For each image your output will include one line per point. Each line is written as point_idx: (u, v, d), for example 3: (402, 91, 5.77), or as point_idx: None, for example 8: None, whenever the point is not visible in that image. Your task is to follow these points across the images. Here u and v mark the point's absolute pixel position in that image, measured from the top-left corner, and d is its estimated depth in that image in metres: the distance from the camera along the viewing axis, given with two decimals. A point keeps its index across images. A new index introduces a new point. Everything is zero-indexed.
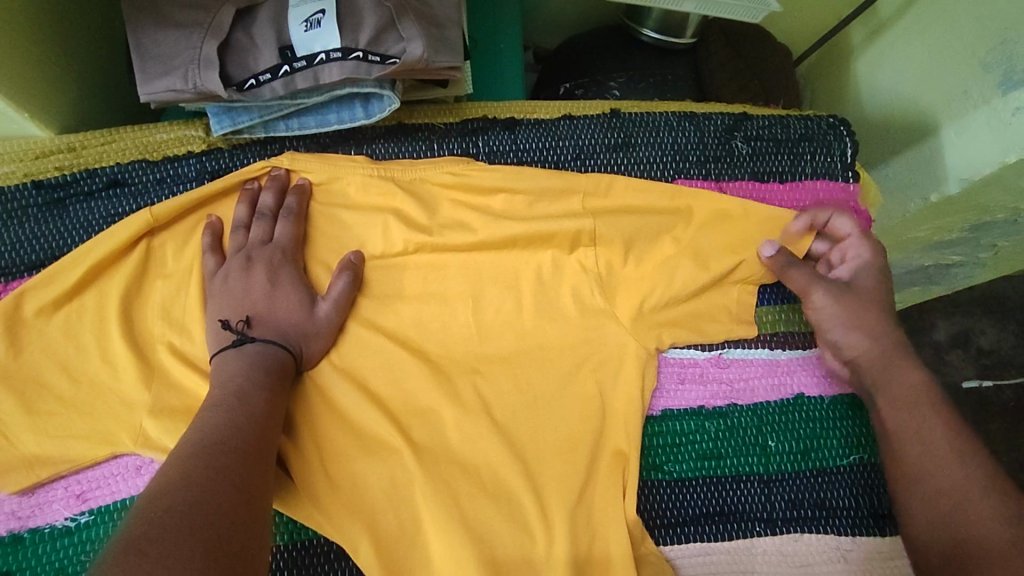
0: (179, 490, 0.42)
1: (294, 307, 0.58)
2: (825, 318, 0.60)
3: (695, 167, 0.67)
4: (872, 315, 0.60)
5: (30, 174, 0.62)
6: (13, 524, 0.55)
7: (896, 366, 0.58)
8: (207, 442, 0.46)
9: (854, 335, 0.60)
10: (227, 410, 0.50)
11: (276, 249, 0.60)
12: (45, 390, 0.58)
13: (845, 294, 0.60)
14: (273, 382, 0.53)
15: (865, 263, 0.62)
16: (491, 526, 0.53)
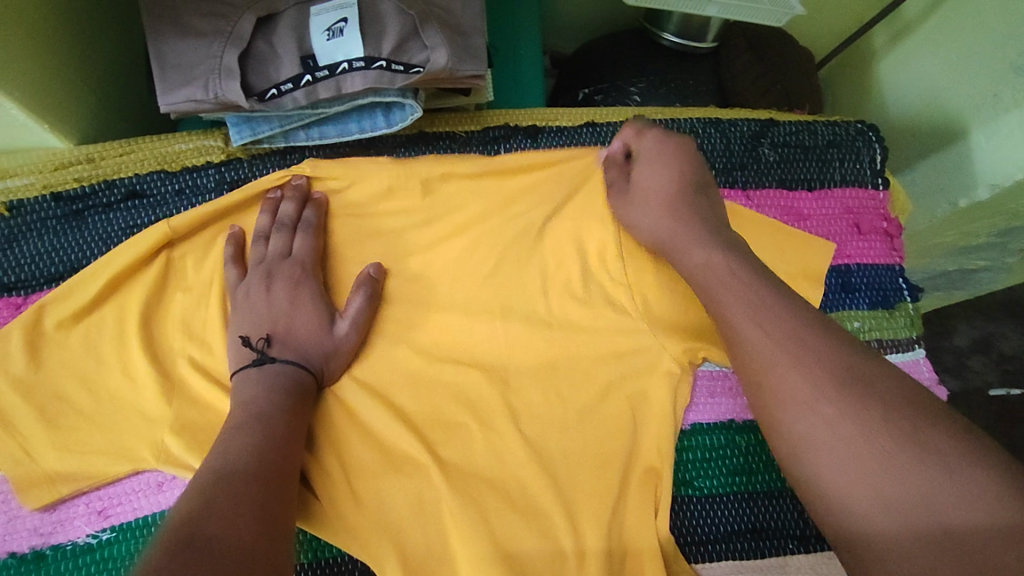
0: (201, 519, 0.40)
1: (313, 324, 0.57)
2: (632, 208, 0.60)
3: (721, 174, 0.66)
4: (655, 206, 0.59)
5: (48, 186, 0.62)
6: (36, 541, 0.54)
7: (684, 245, 0.55)
8: (230, 467, 0.46)
9: (650, 217, 0.59)
10: (247, 433, 0.49)
11: (295, 262, 0.59)
12: (66, 405, 0.57)
13: (638, 192, 0.60)
14: (296, 401, 0.53)
15: (647, 150, 0.62)
16: (522, 541, 0.52)
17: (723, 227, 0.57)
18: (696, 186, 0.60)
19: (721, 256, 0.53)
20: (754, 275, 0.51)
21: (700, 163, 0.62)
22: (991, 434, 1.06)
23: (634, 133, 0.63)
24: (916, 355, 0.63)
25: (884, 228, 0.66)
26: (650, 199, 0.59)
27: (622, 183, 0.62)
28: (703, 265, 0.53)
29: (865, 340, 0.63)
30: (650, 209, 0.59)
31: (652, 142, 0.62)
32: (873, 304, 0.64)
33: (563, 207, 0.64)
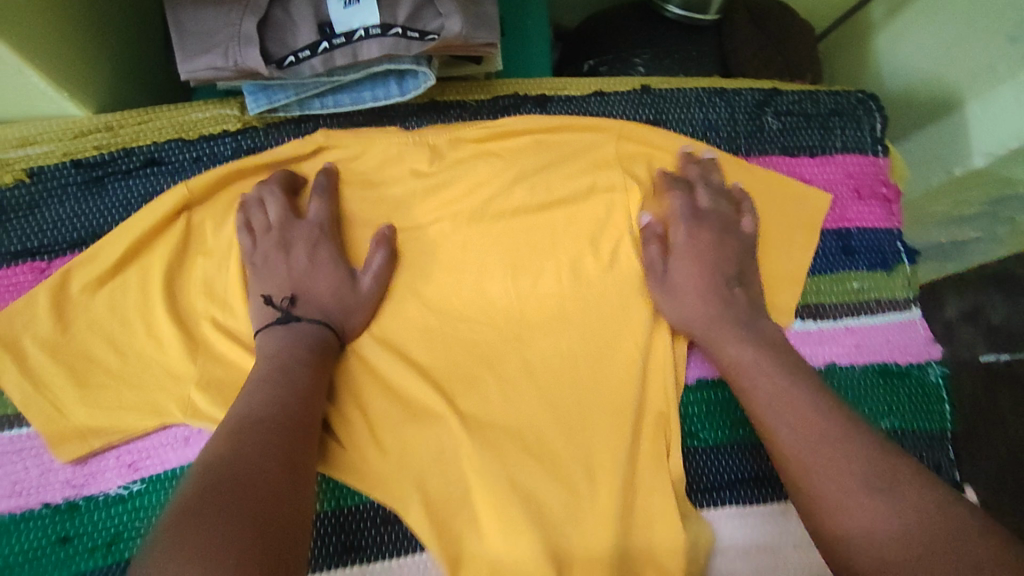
0: (229, 462, 0.44)
1: (336, 286, 0.59)
2: (667, 297, 0.60)
3: (724, 142, 0.69)
4: (691, 296, 0.60)
5: (68, 153, 0.63)
6: (69, 492, 0.57)
7: (719, 335, 0.58)
8: (252, 419, 0.48)
9: (685, 306, 0.60)
10: (269, 389, 0.51)
11: (313, 225, 0.61)
12: (93, 363, 0.59)
13: (674, 282, 0.61)
14: (316, 357, 0.55)
15: (683, 246, 0.62)
16: (538, 486, 0.55)
17: (759, 315, 0.60)
18: (733, 275, 0.61)
19: (755, 349, 0.56)
20: (779, 362, 0.55)
21: (738, 244, 0.63)
22: None
23: (685, 210, 0.63)
24: (912, 315, 0.66)
25: (883, 193, 0.68)
26: (687, 288, 0.60)
27: (660, 265, 0.62)
28: (739, 360, 0.56)
29: (863, 299, 0.65)
30: (686, 299, 0.60)
31: (685, 240, 0.62)
32: (872, 266, 0.66)
33: (571, 173, 0.66)
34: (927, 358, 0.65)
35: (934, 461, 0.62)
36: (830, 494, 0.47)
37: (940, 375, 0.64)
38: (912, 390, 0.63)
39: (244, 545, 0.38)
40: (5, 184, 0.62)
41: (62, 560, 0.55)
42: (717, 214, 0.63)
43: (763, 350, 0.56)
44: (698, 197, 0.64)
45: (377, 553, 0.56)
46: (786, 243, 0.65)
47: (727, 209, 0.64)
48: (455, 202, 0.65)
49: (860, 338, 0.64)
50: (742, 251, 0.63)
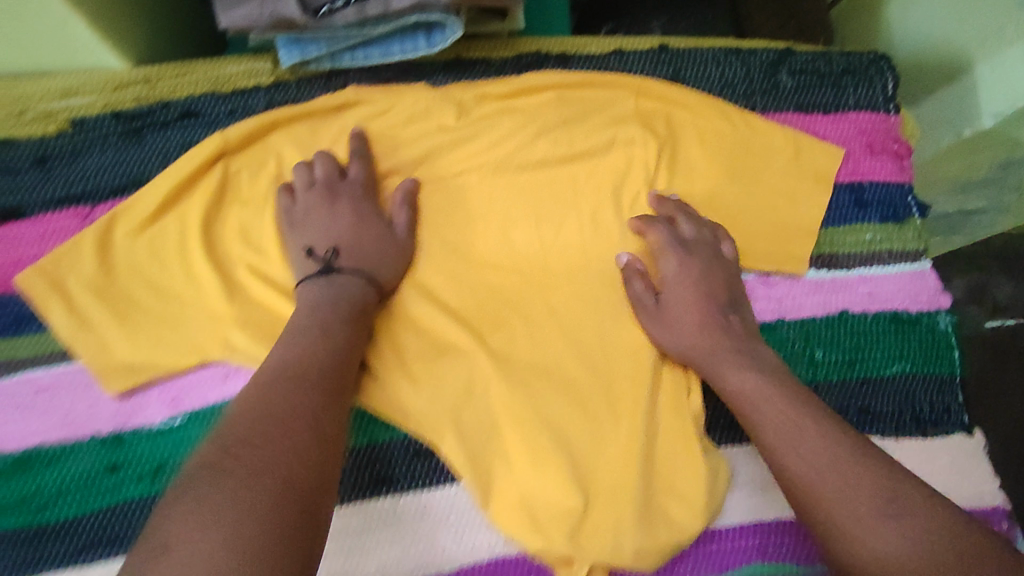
0: (259, 414, 0.45)
1: (379, 238, 0.61)
2: (663, 330, 0.60)
3: (741, 99, 0.71)
4: (689, 327, 0.60)
5: (109, 104, 0.65)
6: (116, 424, 0.59)
7: (720, 366, 0.58)
8: (287, 370, 0.49)
9: (685, 336, 0.59)
10: (303, 341, 0.52)
11: (353, 184, 0.63)
12: (136, 304, 0.62)
13: (668, 315, 0.60)
14: (350, 310, 0.56)
15: (673, 276, 0.62)
16: (563, 418, 0.57)
17: (755, 341, 0.60)
18: (726, 304, 0.61)
19: (759, 376, 0.56)
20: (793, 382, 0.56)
21: (726, 274, 0.63)
22: None
23: (668, 247, 0.63)
24: (922, 267, 0.68)
25: (894, 149, 0.70)
26: (680, 320, 0.60)
27: (649, 299, 0.61)
28: (742, 390, 0.56)
29: (875, 250, 0.68)
30: (679, 331, 0.59)
31: (673, 272, 0.62)
32: (884, 218, 0.69)
33: (593, 127, 0.68)
34: (937, 307, 0.67)
35: (944, 404, 0.64)
36: (837, 482, 0.48)
37: (949, 323, 0.66)
38: (922, 336, 0.66)
39: (265, 498, 0.40)
40: (48, 134, 0.64)
41: (111, 487, 0.58)
42: (700, 242, 0.63)
43: (768, 376, 0.56)
44: (681, 228, 0.64)
45: (409, 484, 0.59)
46: (801, 195, 0.68)
47: (711, 238, 0.64)
48: (481, 154, 0.67)
49: (872, 288, 0.66)
50: (729, 279, 0.63)
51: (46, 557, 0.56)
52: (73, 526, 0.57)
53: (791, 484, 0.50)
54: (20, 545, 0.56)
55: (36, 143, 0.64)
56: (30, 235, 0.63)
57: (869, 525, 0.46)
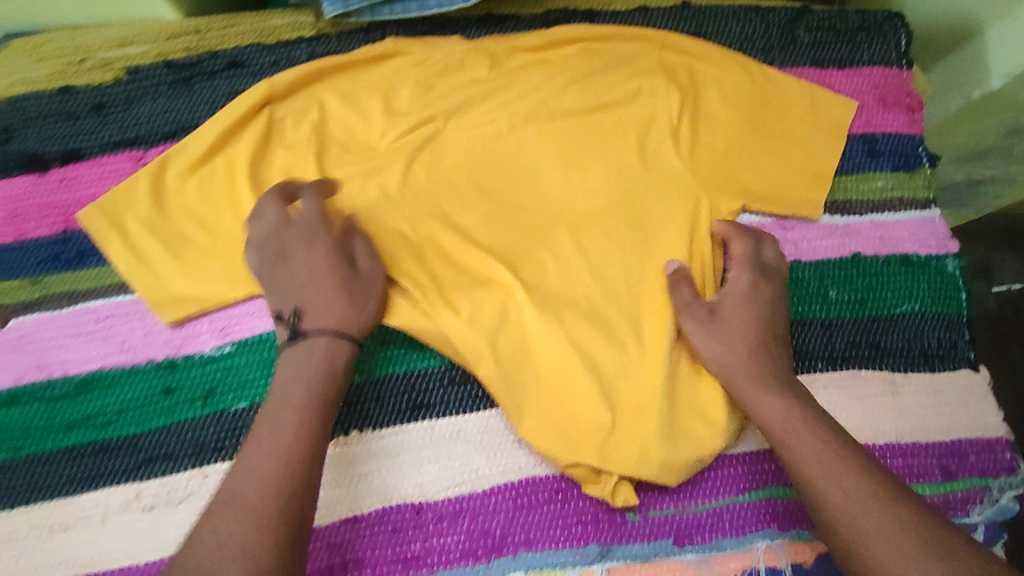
0: (215, 550, 0.45)
1: (335, 286, 0.58)
2: (705, 338, 0.60)
3: (759, 54, 0.74)
4: (734, 343, 0.59)
5: (162, 54, 0.69)
6: (170, 351, 0.63)
7: (757, 395, 0.58)
8: (250, 500, 0.47)
9: (727, 352, 0.59)
10: (269, 453, 0.49)
11: (301, 228, 0.60)
12: (188, 241, 0.65)
13: (720, 323, 0.60)
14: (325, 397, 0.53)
15: (737, 290, 0.62)
16: (594, 347, 0.61)
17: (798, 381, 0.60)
18: (779, 333, 0.62)
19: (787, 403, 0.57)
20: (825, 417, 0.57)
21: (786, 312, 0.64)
22: None
23: (748, 258, 0.64)
24: (931, 214, 0.71)
25: (907, 103, 0.73)
26: (733, 334, 0.60)
27: (697, 307, 0.61)
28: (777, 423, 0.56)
29: (887, 197, 0.71)
30: (728, 346, 0.59)
31: (739, 282, 0.63)
32: (895, 167, 0.72)
33: (619, 79, 0.71)
34: (946, 252, 0.70)
35: (951, 341, 0.68)
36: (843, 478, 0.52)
37: (957, 266, 0.70)
38: (931, 278, 0.69)
39: None
40: (105, 81, 0.68)
41: (167, 407, 0.62)
42: (778, 272, 0.65)
43: (801, 407, 0.57)
44: (762, 250, 0.65)
45: (444, 409, 0.63)
46: (818, 145, 0.71)
47: (785, 274, 0.65)
48: (512, 103, 0.70)
49: (884, 233, 0.70)
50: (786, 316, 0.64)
51: (111, 469, 0.61)
52: (133, 441, 0.61)
53: (803, 442, 0.54)
54: (88, 458, 0.61)
55: (94, 90, 0.68)
56: (89, 175, 0.67)
57: (868, 487, 0.51)
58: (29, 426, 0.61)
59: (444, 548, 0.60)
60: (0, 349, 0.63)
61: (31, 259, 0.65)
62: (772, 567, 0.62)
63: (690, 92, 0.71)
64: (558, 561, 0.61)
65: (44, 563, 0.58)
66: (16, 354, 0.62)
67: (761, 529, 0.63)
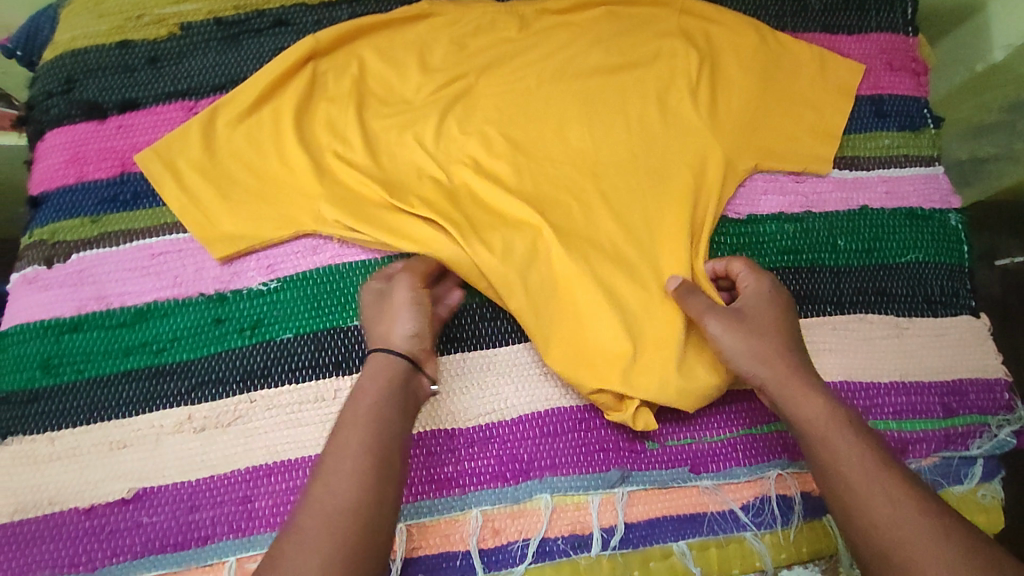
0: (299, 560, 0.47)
1: (380, 316, 0.61)
2: (728, 348, 0.60)
3: (773, 19, 0.79)
4: (761, 342, 0.60)
5: (212, 13, 0.75)
6: (219, 286, 0.68)
7: (795, 394, 0.58)
8: (325, 512, 0.49)
9: (756, 361, 0.59)
10: (342, 478, 0.50)
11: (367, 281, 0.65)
12: (237, 184, 0.69)
13: (745, 325, 0.61)
14: (381, 424, 0.54)
15: (756, 296, 0.63)
16: (618, 285, 0.65)
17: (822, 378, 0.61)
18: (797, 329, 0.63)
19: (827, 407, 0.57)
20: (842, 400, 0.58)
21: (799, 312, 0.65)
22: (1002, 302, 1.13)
23: (753, 272, 0.65)
24: (936, 171, 0.75)
25: (913, 67, 0.78)
26: (757, 339, 0.60)
27: (716, 313, 0.61)
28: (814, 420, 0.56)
29: (893, 154, 0.75)
30: (753, 354, 0.59)
31: (759, 289, 0.64)
32: (901, 126, 0.76)
33: (641, 40, 0.76)
34: (949, 207, 0.74)
35: (953, 289, 0.72)
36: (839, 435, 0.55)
37: (960, 220, 0.74)
38: (935, 230, 0.73)
39: None
40: (159, 36, 0.74)
41: (217, 337, 0.66)
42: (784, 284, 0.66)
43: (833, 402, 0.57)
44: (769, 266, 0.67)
45: (475, 342, 0.68)
46: (829, 105, 0.75)
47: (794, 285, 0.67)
48: (540, 62, 0.75)
49: (891, 187, 0.74)
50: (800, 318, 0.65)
51: (165, 392, 0.65)
52: (186, 367, 0.66)
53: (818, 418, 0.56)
54: (144, 382, 0.65)
55: (150, 44, 0.73)
56: (143, 123, 0.71)
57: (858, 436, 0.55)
58: (91, 351, 0.66)
59: (475, 470, 0.65)
60: (63, 281, 0.67)
61: (91, 199, 0.69)
62: (783, 494, 0.66)
63: (708, 53, 0.76)
64: (582, 485, 0.65)
65: (104, 476, 0.63)
66: (77, 286, 0.67)
67: (773, 458, 0.67)
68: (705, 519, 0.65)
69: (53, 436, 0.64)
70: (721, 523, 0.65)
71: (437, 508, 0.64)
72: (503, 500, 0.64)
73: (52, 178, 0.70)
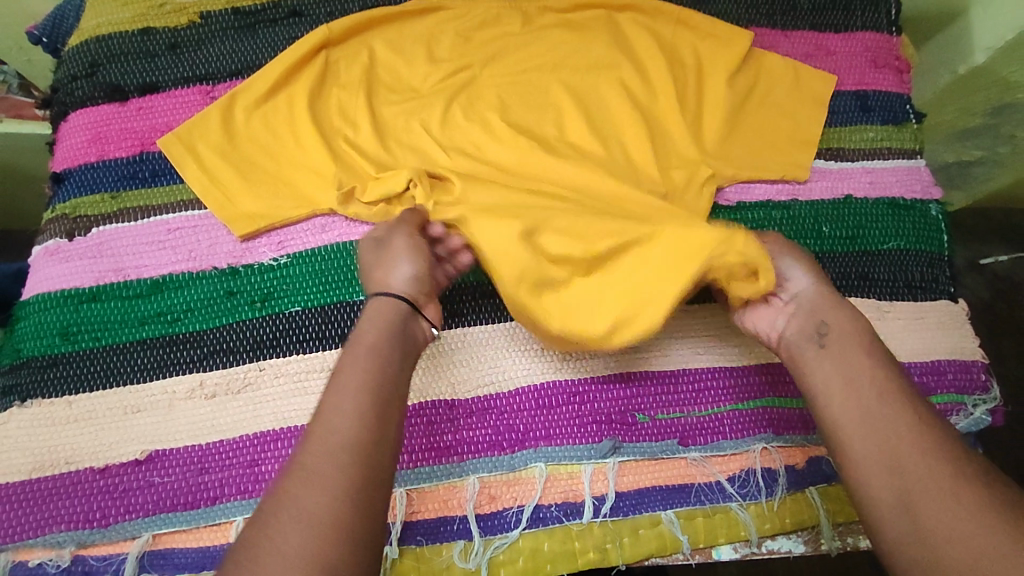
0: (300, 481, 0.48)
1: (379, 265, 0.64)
2: (777, 254, 0.63)
3: (763, 18, 0.82)
4: (806, 265, 0.63)
5: (230, 3, 0.79)
6: (232, 260, 0.71)
7: (832, 311, 0.59)
8: (327, 443, 0.49)
9: (800, 271, 0.62)
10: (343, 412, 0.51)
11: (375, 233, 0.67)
12: (252, 165, 0.73)
13: (798, 249, 0.64)
14: (380, 369, 0.55)
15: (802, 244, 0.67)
16: None
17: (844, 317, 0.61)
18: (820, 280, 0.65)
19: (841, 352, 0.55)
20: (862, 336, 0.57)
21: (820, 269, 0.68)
22: (991, 305, 1.15)
23: None
24: (917, 164, 0.79)
25: (896, 65, 0.81)
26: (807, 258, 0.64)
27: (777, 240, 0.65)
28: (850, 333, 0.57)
29: (876, 146, 0.79)
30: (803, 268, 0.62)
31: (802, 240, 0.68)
32: (885, 120, 0.79)
33: (637, 35, 0.80)
34: (929, 198, 0.77)
35: (933, 275, 0.75)
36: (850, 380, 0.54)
37: (940, 211, 0.77)
38: (916, 219, 0.76)
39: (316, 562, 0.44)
40: (180, 24, 0.78)
41: (230, 307, 0.70)
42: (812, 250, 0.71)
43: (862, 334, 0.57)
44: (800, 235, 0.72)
45: (474, 318, 0.71)
46: (815, 99, 0.79)
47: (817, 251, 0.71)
48: (542, 55, 0.78)
49: (874, 177, 0.77)
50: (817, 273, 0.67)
51: (180, 359, 0.68)
52: (199, 335, 0.69)
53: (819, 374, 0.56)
54: (159, 349, 0.68)
55: (170, 31, 0.77)
56: (163, 106, 0.75)
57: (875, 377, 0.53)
58: (108, 320, 0.69)
59: (473, 439, 0.67)
60: (83, 253, 0.71)
61: (112, 176, 0.73)
62: (768, 467, 0.69)
63: (701, 49, 0.80)
64: (575, 454, 0.68)
65: (119, 439, 0.66)
66: (96, 259, 0.70)
67: (758, 432, 0.70)
68: (693, 489, 0.68)
69: (70, 400, 0.67)
70: (708, 494, 0.68)
71: (437, 475, 0.66)
72: (499, 468, 0.67)
73: (74, 156, 0.74)
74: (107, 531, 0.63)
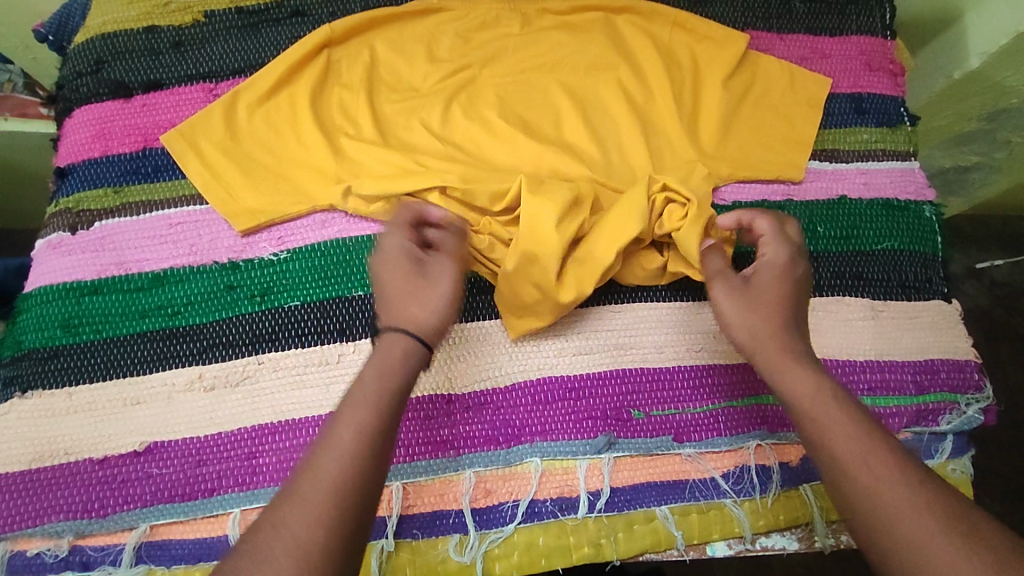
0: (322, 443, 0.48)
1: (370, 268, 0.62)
2: (723, 312, 0.60)
3: (760, 21, 0.84)
4: (761, 311, 0.58)
5: (234, 2, 0.80)
6: (233, 255, 0.72)
7: (782, 366, 0.55)
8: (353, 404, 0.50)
9: (744, 328, 0.58)
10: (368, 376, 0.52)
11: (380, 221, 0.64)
12: (253, 162, 0.74)
13: (750, 293, 0.59)
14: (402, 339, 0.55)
15: (776, 264, 0.61)
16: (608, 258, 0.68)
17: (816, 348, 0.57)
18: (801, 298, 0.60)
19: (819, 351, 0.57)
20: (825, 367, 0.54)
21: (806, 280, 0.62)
22: (989, 310, 1.16)
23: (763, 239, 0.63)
24: (911, 166, 0.79)
25: (890, 69, 0.82)
26: (762, 299, 0.58)
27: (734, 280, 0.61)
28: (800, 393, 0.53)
29: (870, 148, 0.79)
30: (749, 316, 0.58)
31: (774, 258, 0.61)
32: (880, 123, 0.80)
33: (635, 37, 0.81)
34: (923, 199, 0.78)
35: (926, 275, 0.76)
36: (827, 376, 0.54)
37: (934, 212, 0.78)
38: (910, 220, 0.77)
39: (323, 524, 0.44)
40: (184, 22, 0.79)
41: (229, 301, 0.70)
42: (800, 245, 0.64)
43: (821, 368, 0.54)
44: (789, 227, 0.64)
45: (473, 314, 0.71)
46: (810, 102, 0.80)
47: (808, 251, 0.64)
48: (541, 56, 0.79)
49: (869, 178, 0.78)
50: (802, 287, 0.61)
51: (179, 352, 0.69)
52: (198, 328, 0.69)
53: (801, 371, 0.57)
54: (158, 342, 0.69)
55: (175, 29, 0.78)
56: (166, 103, 0.76)
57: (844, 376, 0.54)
58: (108, 313, 0.70)
59: (469, 434, 0.68)
60: (85, 247, 0.71)
61: (115, 171, 0.74)
62: (762, 464, 0.70)
63: (697, 52, 0.81)
64: (571, 450, 0.68)
65: (117, 430, 0.66)
66: (99, 252, 0.71)
67: (753, 430, 0.70)
68: (688, 485, 0.69)
69: (70, 391, 0.67)
70: (702, 490, 0.69)
71: (433, 469, 0.67)
72: (495, 462, 0.68)
73: (78, 151, 0.74)
74: (104, 521, 0.64)
